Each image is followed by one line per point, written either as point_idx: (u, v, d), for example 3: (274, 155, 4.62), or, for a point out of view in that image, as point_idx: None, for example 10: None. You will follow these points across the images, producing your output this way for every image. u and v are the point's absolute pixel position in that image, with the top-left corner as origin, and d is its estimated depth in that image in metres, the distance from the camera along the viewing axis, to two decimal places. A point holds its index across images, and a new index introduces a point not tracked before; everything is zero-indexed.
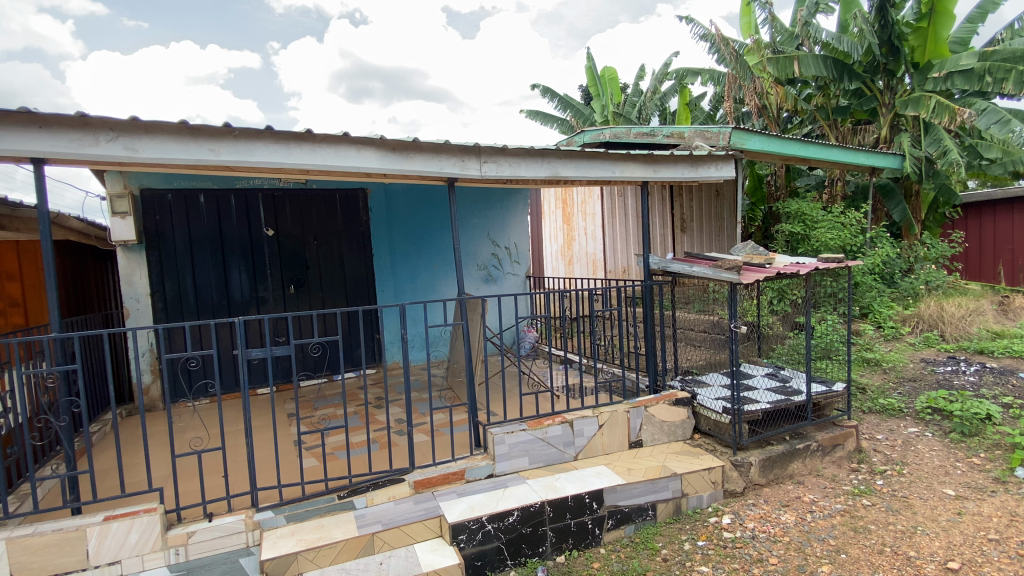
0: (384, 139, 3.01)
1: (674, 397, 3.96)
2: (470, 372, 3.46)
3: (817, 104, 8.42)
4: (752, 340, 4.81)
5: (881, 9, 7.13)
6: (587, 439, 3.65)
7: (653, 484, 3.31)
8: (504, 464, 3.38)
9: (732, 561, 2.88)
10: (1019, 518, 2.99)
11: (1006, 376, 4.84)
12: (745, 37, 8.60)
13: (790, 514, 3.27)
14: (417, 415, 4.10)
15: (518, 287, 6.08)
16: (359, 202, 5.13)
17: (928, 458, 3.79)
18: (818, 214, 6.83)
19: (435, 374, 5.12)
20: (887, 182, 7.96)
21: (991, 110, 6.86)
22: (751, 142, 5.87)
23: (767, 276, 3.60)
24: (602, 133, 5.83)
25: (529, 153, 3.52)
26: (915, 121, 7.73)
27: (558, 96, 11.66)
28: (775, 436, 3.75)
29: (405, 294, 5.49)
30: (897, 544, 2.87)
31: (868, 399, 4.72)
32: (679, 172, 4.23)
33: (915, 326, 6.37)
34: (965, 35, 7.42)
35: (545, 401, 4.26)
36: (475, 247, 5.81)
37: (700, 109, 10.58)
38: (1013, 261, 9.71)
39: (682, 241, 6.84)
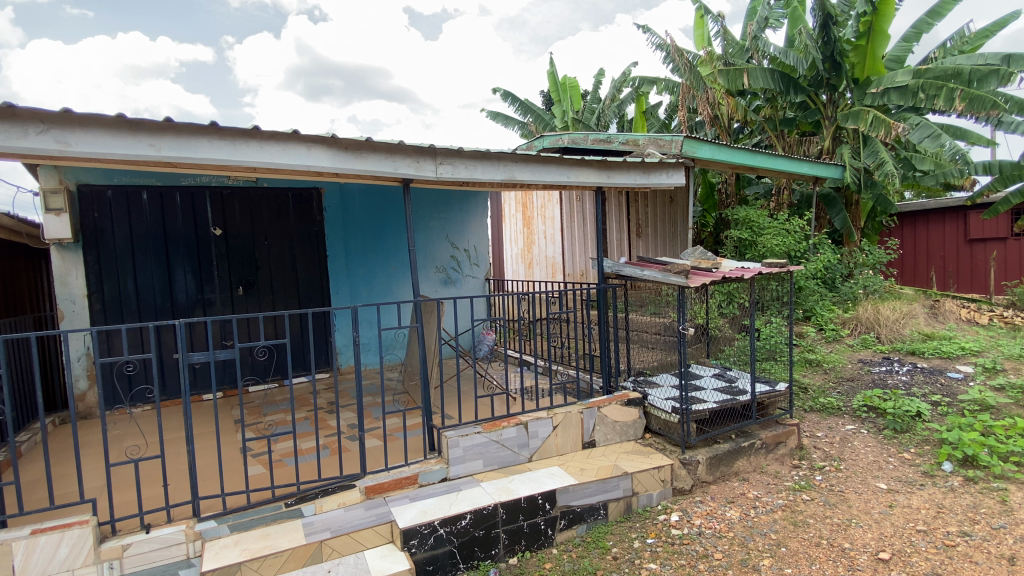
0: (335, 138, 2.95)
1: (626, 397, 4.04)
2: (424, 376, 3.41)
3: (765, 116, 8.81)
4: (701, 341, 5.00)
5: (824, 27, 7.48)
6: (541, 440, 3.66)
7: (604, 484, 3.35)
8: (458, 468, 3.35)
9: (679, 557, 2.95)
10: (944, 510, 3.17)
11: (935, 376, 5.15)
12: (699, 49, 8.89)
13: (734, 510, 3.37)
14: (370, 419, 4.03)
15: (476, 290, 6.08)
16: (312, 202, 5.03)
17: (863, 454, 3.98)
18: (764, 221, 7.09)
19: (390, 377, 5.05)
20: (829, 191, 8.18)
21: (923, 125, 7.29)
22: (701, 150, 6.05)
23: (713, 280, 3.73)
24: (561, 137, 5.79)
25: (484, 155, 3.52)
26: (855, 134, 8.14)
27: (518, 100, 11.74)
28: (721, 434, 3.87)
29: (360, 296, 5.39)
30: (833, 536, 3.00)
31: (809, 398, 4.92)
32: (632, 179, 4.33)
33: (853, 328, 6.69)
34: (900, 53, 7.86)
35: (501, 403, 4.26)
36: (433, 250, 5.76)
37: (656, 117, 10.86)
38: (945, 268, 10.37)
39: (637, 245, 6.98)
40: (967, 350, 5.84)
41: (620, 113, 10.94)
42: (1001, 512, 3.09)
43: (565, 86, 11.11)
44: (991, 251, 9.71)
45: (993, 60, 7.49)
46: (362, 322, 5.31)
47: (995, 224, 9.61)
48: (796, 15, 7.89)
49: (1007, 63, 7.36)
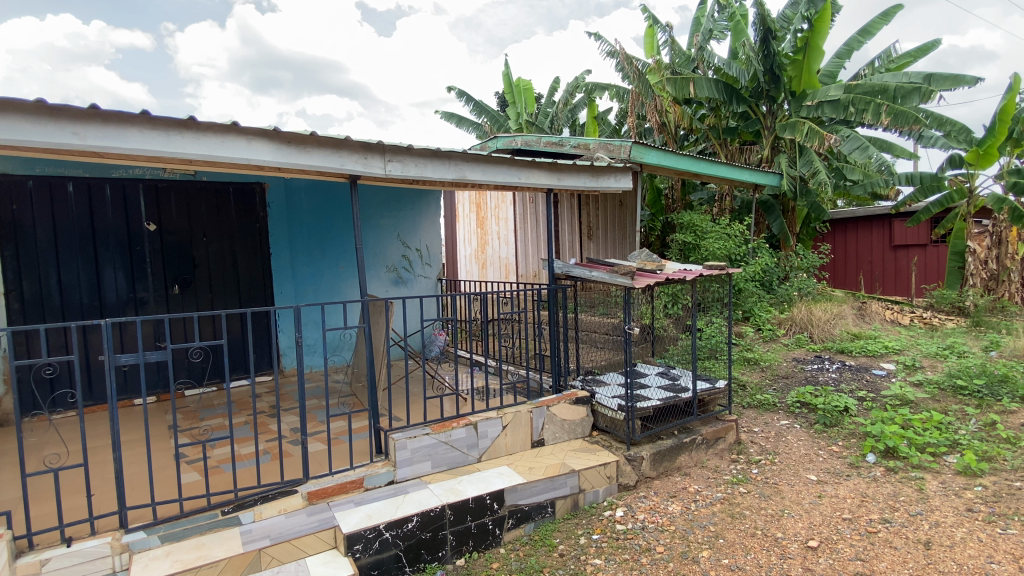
0: (277, 131, 2.85)
1: (574, 396, 4.09)
2: (371, 377, 3.35)
3: (709, 124, 9.16)
4: (646, 341, 5.13)
5: (765, 41, 7.85)
6: (491, 440, 3.66)
7: (552, 482, 3.39)
8: (405, 470, 3.30)
9: (623, 552, 3.01)
10: (868, 498, 3.37)
11: (861, 373, 5.48)
12: (649, 57, 9.13)
13: (676, 504, 3.48)
14: (314, 423, 3.92)
15: (428, 290, 6.02)
16: (255, 197, 4.85)
17: (796, 448, 4.18)
18: (707, 225, 7.38)
19: (336, 379, 4.92)
20: (767, 199, 8.74)
21: (853, 137, 7.74)
22: (648, 156, 6.28)
23: (657, 281, 3.85)
24: (514, 139, 5.80)
25: (434, 154, 3.49)
26: (792, 144, 8.57)
27: (473, 100, 11.71)
28: (664, 431, 3.99)
29: (306, 295, 5.23)
30: (767, 527, 3.13)
31: (747, 395, 5.14)
32: (581, 182, 4.39)
33: (789, 328, 7.03)
34: (833, 69, 8.34)
35: (450, 404, 4.23)
36: (384, 248, 5.65)
37: (607, 122, 11.09)
38: (872, 271, 11.07)
39: (589, 248, 7.10)
40: (890, 349, 6.24)
41: (573, 117, 11.08)
42: (918, 499, 3.31)
43: (519, 88, 11.16)
44: (912, 256, 10.51)
45: (916, 79, 8.06)
46: (306, 323, 5.15)
47: (916, 232, 10.39)
48: (739, 28, 8.23)
49: (927, 82, 7.95)
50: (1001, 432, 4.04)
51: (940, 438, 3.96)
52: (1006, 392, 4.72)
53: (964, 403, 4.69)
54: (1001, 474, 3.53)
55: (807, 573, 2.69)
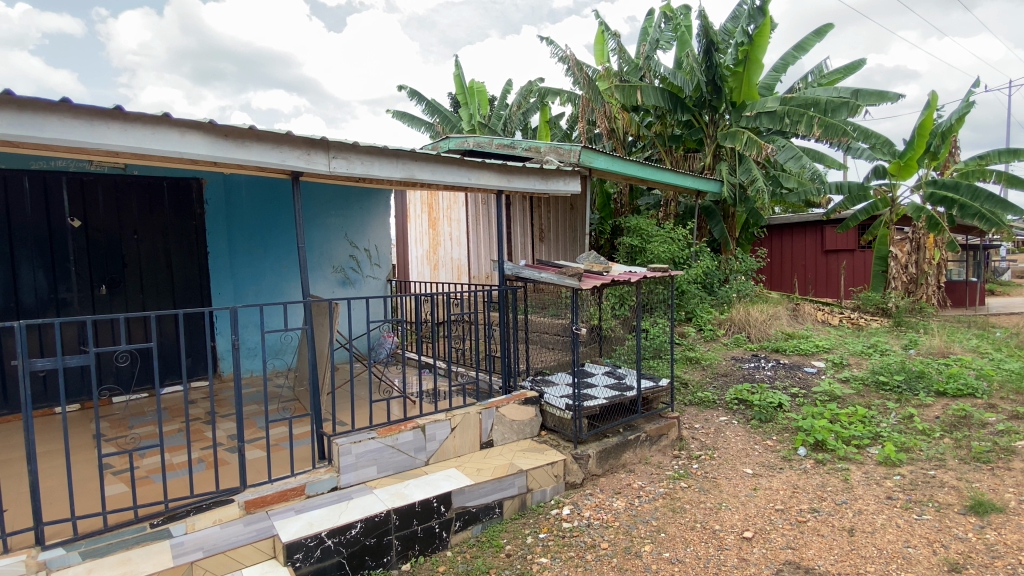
0: (213, 123, 2.73)
1: (523, 397, 4.12)
2: (314, 381, 3.25)
3: (655, 131, 9.45)
4: (594, 341, 5.23)
5: (707, 53, 8.19)
6: (439, 443, 3.63)
7: (499, 482, 3.39)
8: (349, 476, 3.21)
9: (569, 549, 3.04)
10: (798, 490, 3.55)
11: (793, 370, 5.79)
12: (599, 63, 9.32)
13: (621, 500, 3.55)
14: (253, 430, 3.78)
15: (376, 290, 5.92)
16: (192, 192, 4.63)
17: (734, 443, 4.36)
18: (652, 229, 7.66)
19: (278, 383, 4.75)
20: (710, 204, 9.13)
21: (788, 147, 8.16)
22: (597, 160, 6.45)
23: (603, 283, 3.91)
24: (466, 139, 5.78)
25: (381, 152, 3.43)
26: (733, 152, 8.96)
27: (425, 100, 11.59)
28: (610, 428, 4.10)
29: (246, 297, 5.03)
30: (705, 520, 3.25)
31: (689, 392, 5.32)
32: (530, 184, 4.42)
33: (728, 328, 7.31)
34: (771, 82, 8.77)
35: (398, 406, 4.16)
36: (330, 248, 5.51)
37: (559, 127, 11.26)
38: (806, 274, 11.67)
39: (540, 249, 7.18)
40: (820, 348, 6.59)
41: (525, 120, 11.15)
42: (843, 489, 3.52)
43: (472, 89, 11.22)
44: (842, 261, 11.15)
45: (845, 94, 8.58)
46: (245, 325, 4.95)
47: (846, 237, 11.01)
48: (684, 39, 8.52)
49: (855, 97, 8.48)
50: (917, 424, 4.36)
51: (863, 431, 4.23)
52: (922, 387, 5.10)
53: (885, 397, 5.02)
54: (917, 463, 3.80)
55: (742, 562, 2.80)
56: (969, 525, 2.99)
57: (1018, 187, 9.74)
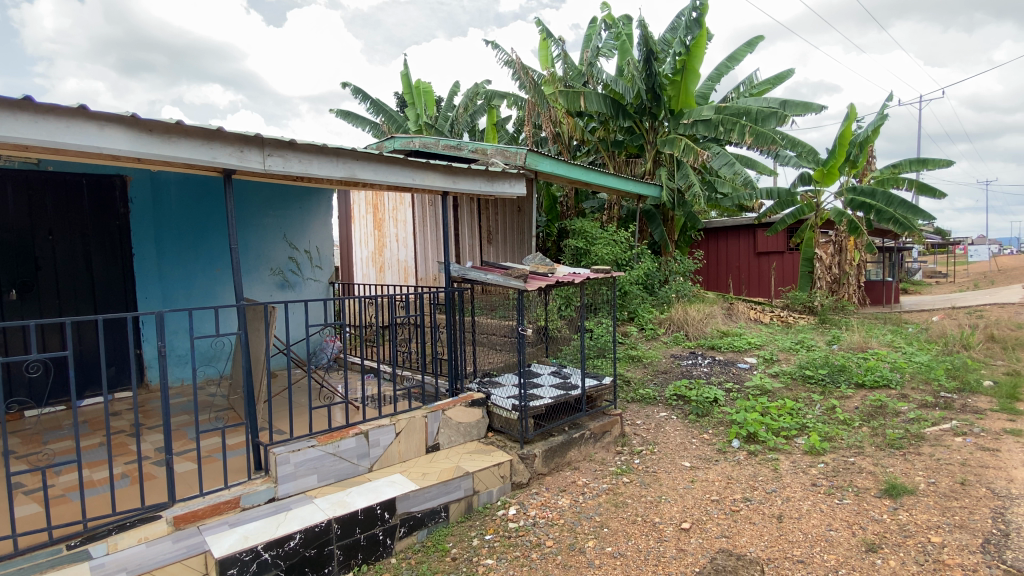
0: (137, 117, 2.58)
1: (470, 398, 4.11)
2: (250, 389, 3.11)
3: (599, 136, 9.68)
4: (541, 341, 5.31)
5: (647, 62, 8.48)
6: (383, 449, 3.56)
7: (445, 485, 3.36)
8: (287, 486, 3.10)
9: (515, 549, 3.05)
10: (732, 480, 3.72)
11: (727, 366, 6.07)
12: (543, 68, 9.45)
13: (565, 498, 3.61)
14: (183, 441, 3.59)
15: (318, 293, 5.75)
16: (116, 190, 4.37)
17: (673, 438, 4.51)
18: (596, 232, 7.82)
19: (211, 392, 4.53)
20: (650, 208, 9.49)
21: (722, 154, 8.56)
22: (542, 163, 6.53)
23: (548, 284, 3.96)
24: (412, 140, 5.76)
25: (320, 150, 3.34)
26: (671, 159, 9.32)
27: (369, 99, 11.36)
28: (555, 427, 4.16)
29: (176, 301, 4.76)
30: (646, 513, 3.35)
31: (631, 390, 5.48)
32: (476, 186, 4.42)
33: (667, 327, 7.58)
34: (706, 91, 9.17)
35: (340, 412, 4.06)
36: (268, 250, 5.31)
37: (505, 130, 11.33)
38: (739, 275, 12.26)
39: (488, 251, 7.22)
40: (752, 345, 6.94)
41: (472, 122, 11.16)
42: (772, 478, 3.72)
43: (419, 89, 11.08)
44: (773, 261, 11.72)
45: (774, 104, 9.08)
46: (174, 332, 4.69)
47: (775, 240, 11.59)
48: (625, 47, 8.77)
49: (783, 107, 8.99)
50: (838, 415, 4.66)
51: (791, 422, 4.49)
52: (843, 380, 5.45)
53: (811, 390, 5.33)
54: (839, 451, 4.06)
55: (680, 553, 2.91)
56: (884, 507, 3.22)
57: (926, 194, 10.61)
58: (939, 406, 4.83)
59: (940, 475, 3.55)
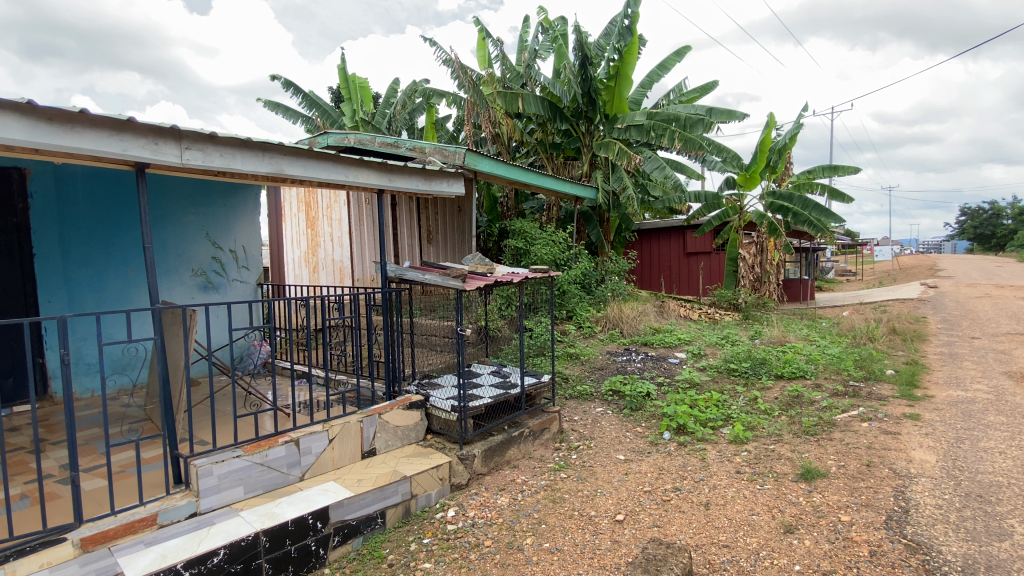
0: (34, 104, 2.34)
1: (408, 401, 4.05)
2: (168, 398, 2.92)
3: (537, 138, 9.83)
4: (481, 342, 5.33)
5: (582, 66, 8.65)
6: (315, 456, 3.44)
7: (381, 491, 3.29)
8: (210, 500, 2.93)
9: (453, 551, 3.03)
10: (664, 471, 3.87)
11: (659, 362, 6.31)
12: (482, 68, 9.46)
13: (504, 497, 3.62)
14: (93, 457, 3.32)
15: (244, 295, 5.49)
16: (13, 184, 3.94)
17: (608, 432, 4.63)
18: (535, 232, 7.91)
19: (125, 403, 4.22)
20: (587, 210, 9.82)
21: (654, 158, 8.89)
22: (481, 163, 6.57)
23: (487, 284, 3.95)
24: (347, 136, 5.56)
25: (244, 144, 3.18)
26: (606, 162, 9.60)
27: (302, 92, 10.94)
28: (495, 427, 4.16)
29: (85, 305, 4.39)
30: (582, 507, 3.42)
31: (569, 387, 5.59)
32: (413, 185, 4.34)
33: (604, 324, 7.78)
34: (639, 97, 9.48)
35: (269, 421, 3.89)
36: (189, 249, 5.00)
37: (445, 129, 11.25)
38: (669, 274, 12.78)
39: (428, 251, 7.16)
40: (682, 340, 7.25)
41: (410, 120, 10.98)
42: (700, 467, 3.89)
43: (355, 84, 10.80)
44: (701, 262, 12.22)
45: (701, 111, 9.52)
46: (82, 338, 4.34)
47: (703, 241, 12.13)
48: (561, 50, 8.91)
49: (709, 114, 9.44)
50: (760, 405, 4.94)
51: (717, 413, 4.73)
52: (764, 372, 5.80)
53: (735, 382, 5.64)
54: (760, 439, 4.30)
55: (614, 544, 2.99)
56: (800, 490, 3.44)
57: (837, 199, 11.45)
58: (848, 394, 5.23)
59: (849, 458, 3.85)
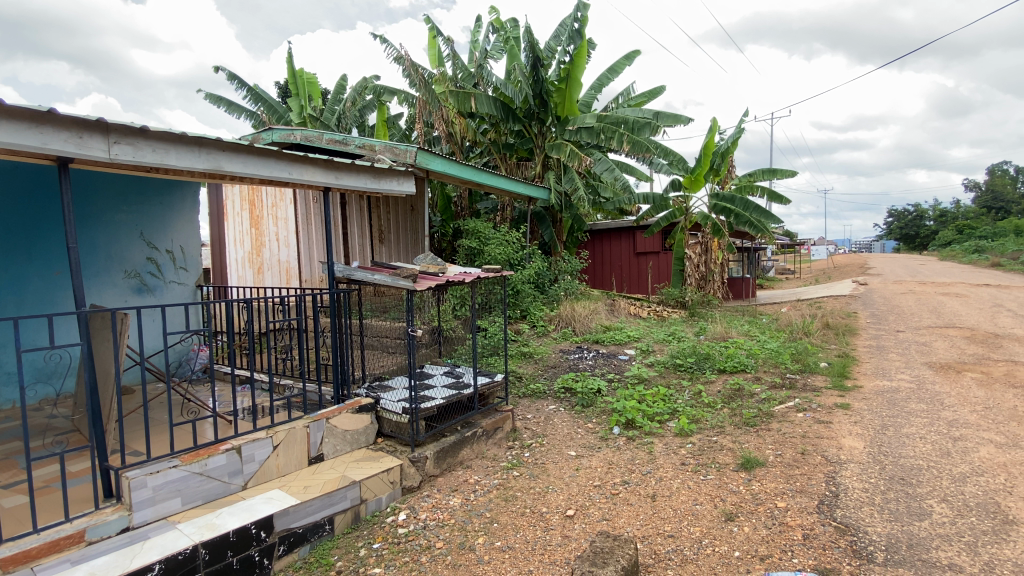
0: None
1: (357, 404, 3.97)
2: (95, 408, 2.74)
3: (490, 138, 9.84)
4: (435, 343, 5.29)
5: (534, 68, 8.72)
6: (259, 464, 3.32)
7: (329, 497, 3.21)
8: (145, 513, 2.78)
9: (404, 555, 3.00)
10: (613, 465, 3.96)
11: (610, 359, 6.45)
12: (433, 67, 9.38)
13: (456, 497, 3.61)
14: (12, 472, 3.09)
15: (182, 298, 5.26)
16: None
17: (560, 429, 4.70)
18: (489, 232, 7.91)
19: (50, 413, 3.95)
20: (540, 211, 9.95)
21: (604, 160, 9.07)
22: (433, 163, 6.51)
23: (438, 284, 3.91)
24: (292, 133, 5.38)
25: (178, 138, 3.03)
26: (558, 163, 9.71)
27: (247, 86, 10.54)
28: (448, 428, 4.14)
29: (3, 310, 4.08)
30: (534, 504, 3.46)
31: (523, 385, 5.63)
32: (361, 183, 4.25)
33: (557, 323, 7.88)
34: (589, 100, 9.64)
35: (209, 428, 3.73)
36: (122, 249, 4.72)
37: (396, 127, 11.09)
38: (620, 274, 13.05)
39: (380, 251, 7.04)
40: (631, 338, 7.43)
41: (361, 117, 10.76)
42: (647, 461, 4.00)
43: (302, 80, 10.49)
44: (649, 262, 12.53)
45: (649, 115, 9.77)
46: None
47: (651, 241, 12.43)
48: (513, 51, 8.94)
49: (657, 118, 9.71)
50: (704, 398, 5.12)
51: (664, 407, 4.88)
52: (707, 366, 6.02)
53: (681, 377, 5.83)
54: (704, 431, 4.47)
55: (565, 539, 3.03)
56: (740, 479, 3.60)
57: (776, 201, 12.00)
58: (785, 386, 5.50)
59: (785, 447, 4.05)
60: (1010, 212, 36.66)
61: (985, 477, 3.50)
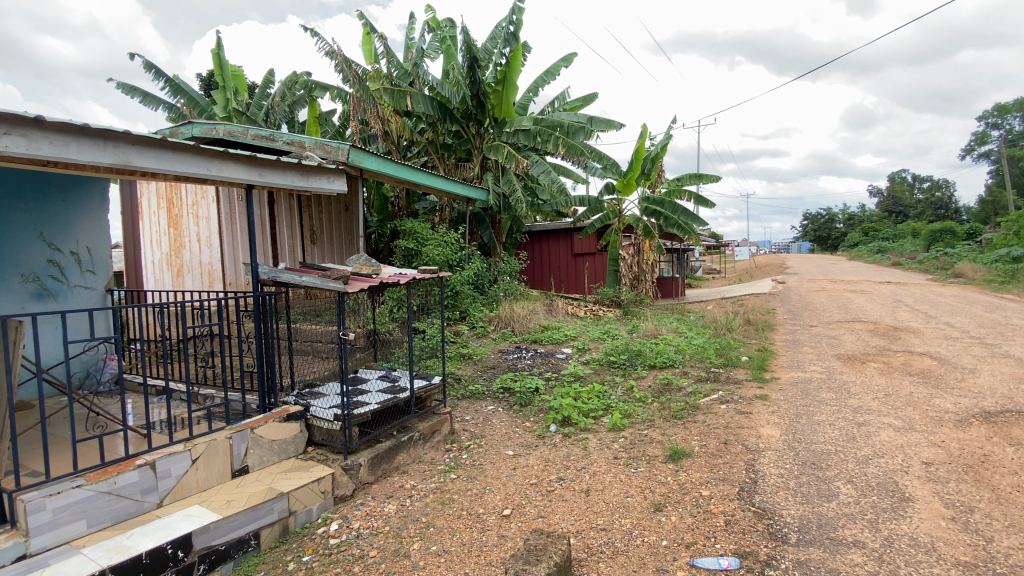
0: None
1: (285, 413, 3.81)
2: None
3: (427, 138, 9.75)
4: (370, 346, 5.18)
5: (471, 68, 8.74)
6: (176, 479, 3.12)
7: (254, 511, 3.06)
8: (44, 538, 2.55)
9: (335, 566, 2.91)
10: (549, 463, 4.02)
11: (548, 358, 6.55)
12: (368, 63, 9.17)
13: (391, 504, 3.54)
14: None
15: (89, 303, 4.85)
16: None
17: (498, 429, 4.72)
18: (426, 233, 7.82)
19: None
20: (479, 211, 9.97)
21: (541, 163, 9.19)
22: (368, 163, 6.34)
23: (371, 285, 3.82)
24: (214, 127, 4.97)
25: (79, 130, 2.81)
26: (497, 164, 9.76)
27: (165, 77, 9.89)
28: (383, 433, 4.04)
29: None
30: (471, 506, 3.45)
31: (461, 387, 5.60)
32: (287, 180, 4.08)
33: (496, 324, 7.91)
34: (525, 102, 9.75)
35: (122, 443, 3.47)
36: (19, 250, 4.29)
37: (330, 124, 10.76)
38: (558, 274, 13.30)
39: (312, 252, 6.78)
40: (568, 336, 7.59)
41: (291, 113, 10.35)
42: (582, 456, 4.10)
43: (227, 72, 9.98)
44: (586, 262, 12.86)
45: (583, 119, 10.00)
46: None
47: (587, 241, 12.74)
48: (449, 51, 8.90)
49: (591, 122, 9.95)
50: (636, 394, 5.31)
51: (598, 404, 5.01)
52: (639, 362, 6.25)
53: (614, 373, 6.02)
54: (635, 425, 4.63)
55: (501, 539, 3.05)
56: (669, 470, 3.75)
57: (703, 205, 12.61)
58: (710, 379, 5.80)
59: (710, 438, 4.26)
60: (907, 216, 40.36)
61: (884, 459, 3.83)
